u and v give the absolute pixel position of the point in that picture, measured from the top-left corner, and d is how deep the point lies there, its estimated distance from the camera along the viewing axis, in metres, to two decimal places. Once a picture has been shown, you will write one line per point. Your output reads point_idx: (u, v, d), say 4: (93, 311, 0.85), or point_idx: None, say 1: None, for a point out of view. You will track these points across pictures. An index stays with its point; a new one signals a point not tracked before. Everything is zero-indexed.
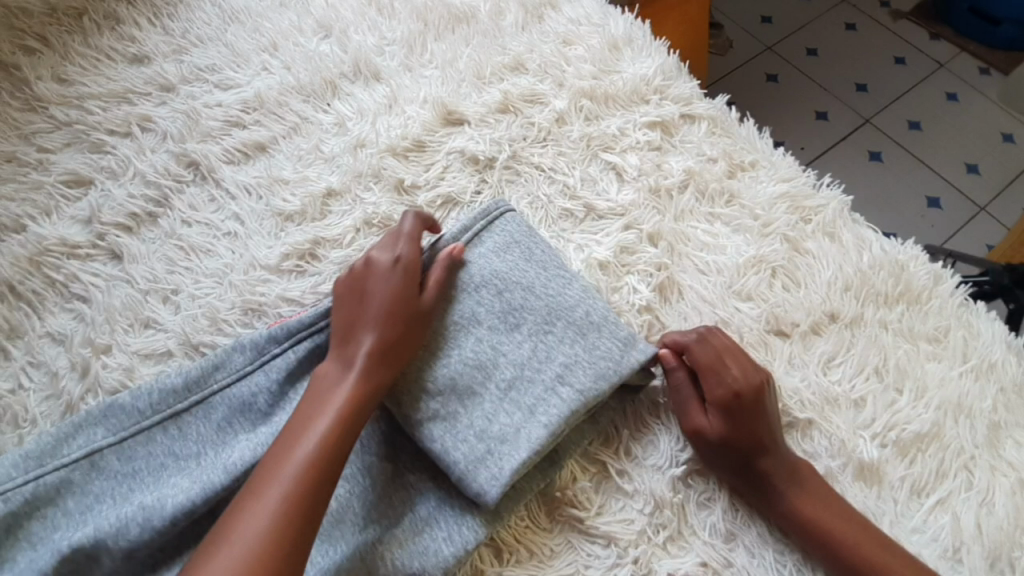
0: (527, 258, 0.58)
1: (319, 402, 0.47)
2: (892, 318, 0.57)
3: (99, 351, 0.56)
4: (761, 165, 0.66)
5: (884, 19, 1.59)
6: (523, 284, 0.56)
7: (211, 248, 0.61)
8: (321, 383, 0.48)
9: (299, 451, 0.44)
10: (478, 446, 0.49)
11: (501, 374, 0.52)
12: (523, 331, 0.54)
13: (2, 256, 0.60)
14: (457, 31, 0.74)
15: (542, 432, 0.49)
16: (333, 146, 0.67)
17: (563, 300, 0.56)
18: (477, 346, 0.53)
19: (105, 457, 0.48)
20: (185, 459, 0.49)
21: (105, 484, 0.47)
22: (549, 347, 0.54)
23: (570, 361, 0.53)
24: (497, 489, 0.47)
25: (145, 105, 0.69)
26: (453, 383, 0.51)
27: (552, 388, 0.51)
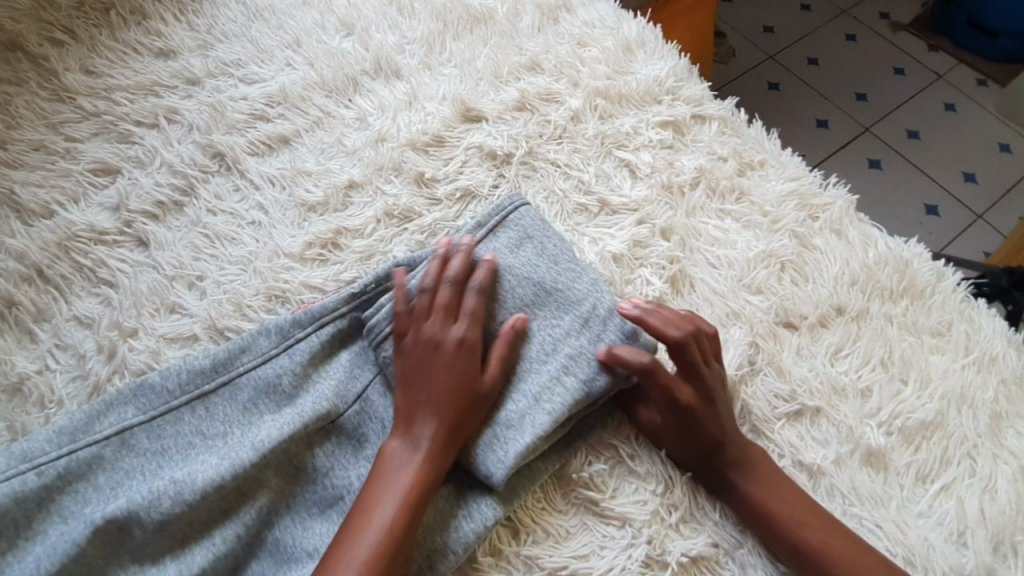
0: (539, 253, 0.60)
1: (388, 484, 0.47)
2: (897, 311, 0.59)
3: (126, 335, 0.57)
4: (769, 164, 0.68)
5: (883, 30, 1.62)
6: (534, 279, 0.58)
7: (236, 236, 0.63)
8: (389, 462, 0.48)
9: (369, 536, 0.45)
10: (487, 430, 0.51)
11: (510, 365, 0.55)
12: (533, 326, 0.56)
13: (32, 240, 0.62)
14: (475, 31, 0.77)
15: (546, 419, 0.51)
16: (355, 139, 0.68)
17: (570, 293, 0.57)
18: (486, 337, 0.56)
19: (136, 435, 0.49)
20: (212, 437, 0.50)
21: (134, 461, 0.49)
22: (555, 339, 0.56)
23: (575, 353, 0.54)
24: (504, 470, 0.49)
25: (171, 97, 0.71)
26: None
27: (557, 377, 0.53)
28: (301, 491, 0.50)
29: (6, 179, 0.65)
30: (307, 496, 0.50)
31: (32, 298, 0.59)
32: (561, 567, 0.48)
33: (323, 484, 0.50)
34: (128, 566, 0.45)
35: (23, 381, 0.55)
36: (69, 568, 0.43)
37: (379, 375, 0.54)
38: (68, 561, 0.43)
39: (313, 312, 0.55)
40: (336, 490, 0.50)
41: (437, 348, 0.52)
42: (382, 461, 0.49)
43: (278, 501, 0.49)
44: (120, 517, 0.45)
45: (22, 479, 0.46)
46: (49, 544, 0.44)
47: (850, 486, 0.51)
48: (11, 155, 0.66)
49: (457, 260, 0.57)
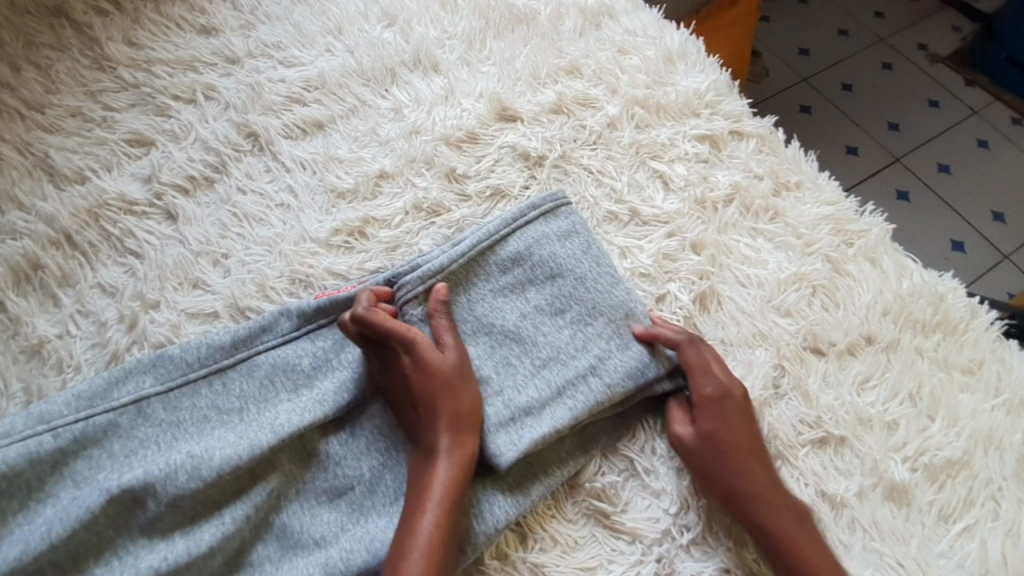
0: (582, 251, 0.59)
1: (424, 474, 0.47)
2: (928, 345, 0.58)
3: (148, 307, 0.57)
4: (806, 186, 0.67)
5: (921, 62, 1.60)
6: (574, 273, 0.58)
7: (264, 218, 0.63)
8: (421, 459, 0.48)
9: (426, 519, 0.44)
10: (503, 415, 0.51)
11: (536, 352, 0.55)
12: (565, 318, 0.56)
13: (63, 205, 0.62)
14: (517, 31, 0.76)
15: (565, 413, 0.51)
16: (389, 130, 0.68)
17: (608, 296, 0.57)
18: (522, 321, 0.56)
19: (155, 403, 0.49)
20: (227, 413, 0.50)
21: (151, 430, 0.48)
22: (587, 337, 0.55)
23: (603, 355, 0.54)
24: (514, 454, 0.49)
25: (211, 75, 0.71)
26: (490, 353, 0.54)
27: (583, 374, 0.53)
28: (312, 477, 0.49)
29: (42, 143, 0.65)
30: (317, 484, 0.49)
31: (58, 262, 0.59)
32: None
33: (333, 472, 0.49)
34: (138, 537, 0.45)
35: (43, 344, 0.55)
36: (80, 533, 0.43)
37: None
38: (79, 526, 0.43)
39: (340, 297, 0.54)
40: (346, 480, 0.49)
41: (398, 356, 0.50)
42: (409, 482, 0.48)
43: (288, 485, 0.48)
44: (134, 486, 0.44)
45: (37, 440, 0.45)
46: (64, 509, 0.44)
47: (870, 521, 0.50)
48: (48, 120, 0.67)
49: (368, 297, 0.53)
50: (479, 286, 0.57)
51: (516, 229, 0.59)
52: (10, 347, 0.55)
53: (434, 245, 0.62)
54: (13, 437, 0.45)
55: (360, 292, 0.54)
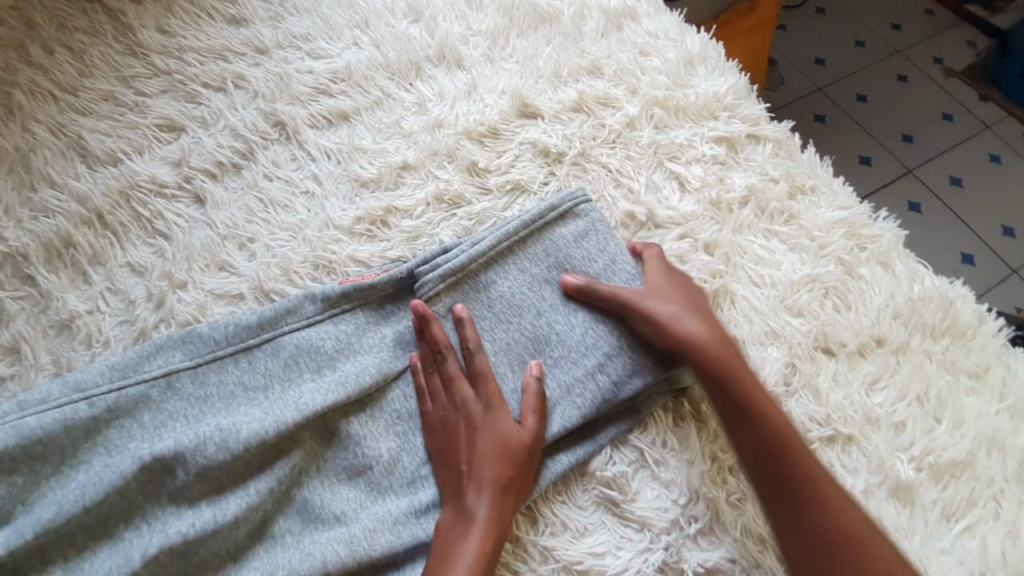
0: (601, 252, 0.61)
1: (465, 508, 0.48)
2: (936, 349, 0.59)
3: (175, 286, 0.59)
4: (821, 191, 0.68)
5: (936, 74, 1.61)
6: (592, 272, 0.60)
7: (289, 204, 0.64)
8: (466, 489, 0.48)
9: (468, 547, 0.45)
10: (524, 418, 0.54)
11: (550, 351, 0.56)
12: (579, 316, 0.58)
13: (96, 185, 0.64)
14: (540, 30, 0.78)
15: (573, 412, 0.53)
16: (413, 123, 0.70)
17: None
18: (537, 321, 0.57)
19: (183, 376, 0.51)
20: (253, 390, 0.51)
21: (180, 403, 0.50)
22: (598, 336, 0.57)
23: (613, 353, 0.56)
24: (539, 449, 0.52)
25: (240, 64, 0.73)
26: (507, 350, 0.56)
27: (592, 374, 0.55)
28: (331, 456, 0.50)
29: (75, 124, 0.67)
30: (336, 461, 0.50)
31: (89, 240, 0.61)
32: (576, 562, 0.49)
33: (353, 451, 0.51)
34: (166, 505, 0.46)
35: (74, 319, 0.57)
36: (113, 498, 0.45)
37: None
38: (112, 492, 0.44)
39: (364, 284, 0.56)
40: (366, 459, 0.50)
41: (468, 394, 0.52)
42: (438, 539, 0.47)
43: (309, 461, 0.50)
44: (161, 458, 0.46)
45: (73, 408, 0.47)
46: (95, 474, 0.46)
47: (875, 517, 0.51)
48: (82, 103, 0.69)
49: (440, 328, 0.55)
50: (499, 281, 0.59)
51: (537, 231, 0.61)
52: (41, 321, 0.57)
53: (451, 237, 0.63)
54: (48, 404, 0.47)
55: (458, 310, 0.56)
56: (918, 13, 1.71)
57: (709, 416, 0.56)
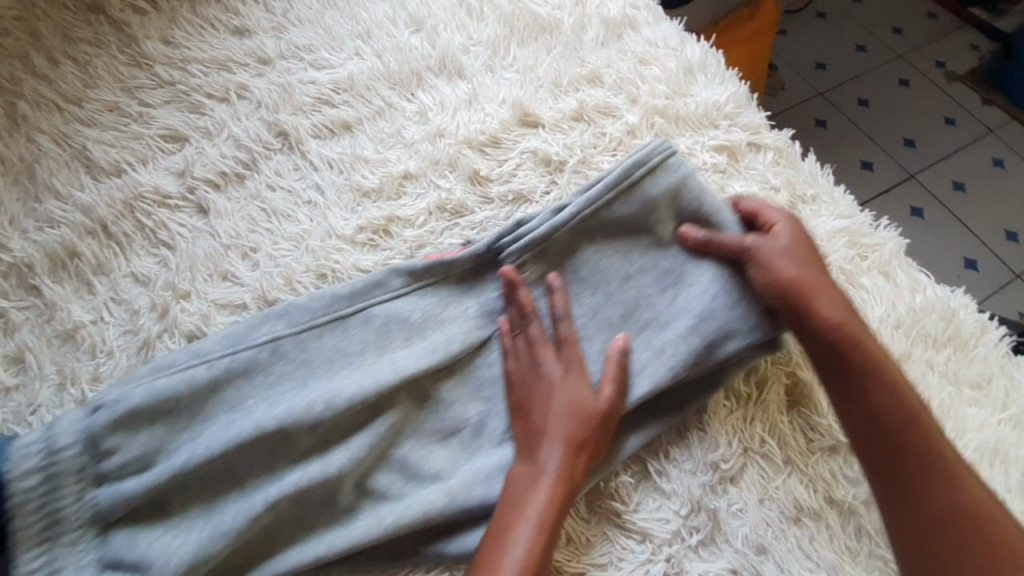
0: (696, 209, 0.60)
1: (538, 462, 0.50)
2: (938, 359, 0.59)
3: (179, 297, 0.59)
4: (822, 200, 0.68)
5: (938, 79, 1.60)
6: (659, 260, 0.60)
7: (292, 214, 0.65)
8: (542, 442, 0.51)
9: (539, 498, 0.48)
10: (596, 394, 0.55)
11: (642, 314, 0.58)
12: (666, 278, 0.59)
13: (100, 196, 0.64)
14: (541, 39, 0.78)
15: (664, 374, 0.54)
16: (414, 132, 0.70)
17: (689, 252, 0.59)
18: (624, 285, 0.59)
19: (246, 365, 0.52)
20: (304, 375, 0.53)
21: (244, 393, 0.52)
22: (688, 297, 0.58)
23: (705, 312, 0.56)
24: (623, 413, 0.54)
25: (243, 75, 0.73)
26: (595, 319, 0.58)
27: (684, 335, 0.56)
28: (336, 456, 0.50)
29: (80, 135, 0.68)
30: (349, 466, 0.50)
31: (93, 250, 0.62)
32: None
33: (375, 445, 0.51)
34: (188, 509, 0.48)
35: (78, 329, 0.58)
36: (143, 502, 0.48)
37: None
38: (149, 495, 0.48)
39: (446, 257, 0.57)
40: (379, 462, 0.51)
41: (552, 357, 0.55)
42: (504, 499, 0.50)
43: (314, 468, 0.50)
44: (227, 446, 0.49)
45: (131, 397, 0.50)
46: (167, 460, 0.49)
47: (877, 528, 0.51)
48: (87, 114, 0.69)
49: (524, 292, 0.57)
50: (582, 247, 0.60)
51: (620, 192, 0.60)
52: (46, 331, 0.58)
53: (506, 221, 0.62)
54: (116, 394, 0.50)
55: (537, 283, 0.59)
56: (920, 17, 1.71)
57: (709, 421, 0.55)
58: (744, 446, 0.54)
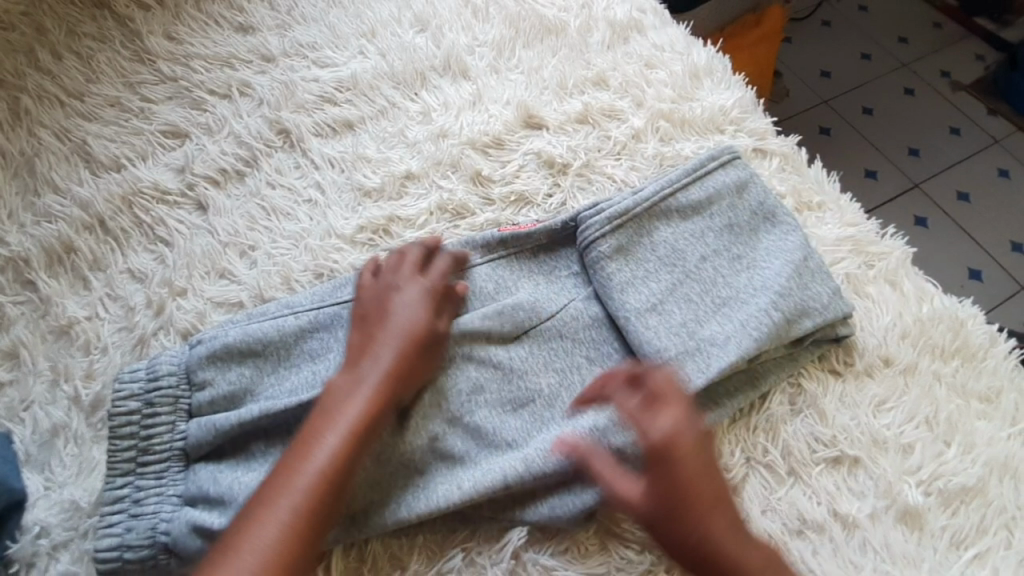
0: (759, 205, 0.64)
1: (334, 415, 0.47)
2: (946, 370, 0.57)
3: (175, 294, 0.59)
4: (828, 207, 0.67)
5: (943, 88, 1.60)
6: (694, 260, 0.61)
7: (291, 212, 0.64)
8: (342, 395, 0.48)
9: (320, 451, 0.45)
10: (659, 368, 0.54)
11: (718, 291, 0.59)
12: (742, 263, 0.60)
13: (99, 190, 0.64)
14: (546, 41, 0.77)
15: (750, 343, 0.55)
16: (417, 132, 0.69)
17: (788, 243, 0.61)
18: (703, 263, 0.60)
19: (273, 347, 0.54)
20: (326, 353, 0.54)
21: (271, 375, 0.53)
22: (763, 277, 0.59)
23: (783, 291, 0.57)
24: (695, 384, 0.53)
25: (246, 72, 0.73)
26: (671, 289, 0.59)
27: (766, 309, 0.56)
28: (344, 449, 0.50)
29: (80, 130, 0.67)
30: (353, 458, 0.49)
31: (90, 245, 0.61)
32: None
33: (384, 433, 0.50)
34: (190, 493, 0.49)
35: (72, 325, 0.57)
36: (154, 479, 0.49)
37: (590, 293, 0.60)
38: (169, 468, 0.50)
39: (523, 232, 0.61)
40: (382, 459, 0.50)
41: (401, 298, 0.54)
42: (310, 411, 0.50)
43: None
44: (253, 425, 0.50)
45: (160, 368, 0.52)
46: (196, 436, 0.50)
47: (882, 542, 0.50)
48: (88, 108, 0.69)
49: (446, 257, 0.58)
50: (671, 235, 0.62)
51: (697, 178, 0.64)
52: (40, 326, 0.58)
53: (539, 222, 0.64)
54: (148, 367, 0.52)
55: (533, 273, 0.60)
56: (926, 27, 1.71)
57: (712, 432, 0.55)
58: (747, 456, 0.54)
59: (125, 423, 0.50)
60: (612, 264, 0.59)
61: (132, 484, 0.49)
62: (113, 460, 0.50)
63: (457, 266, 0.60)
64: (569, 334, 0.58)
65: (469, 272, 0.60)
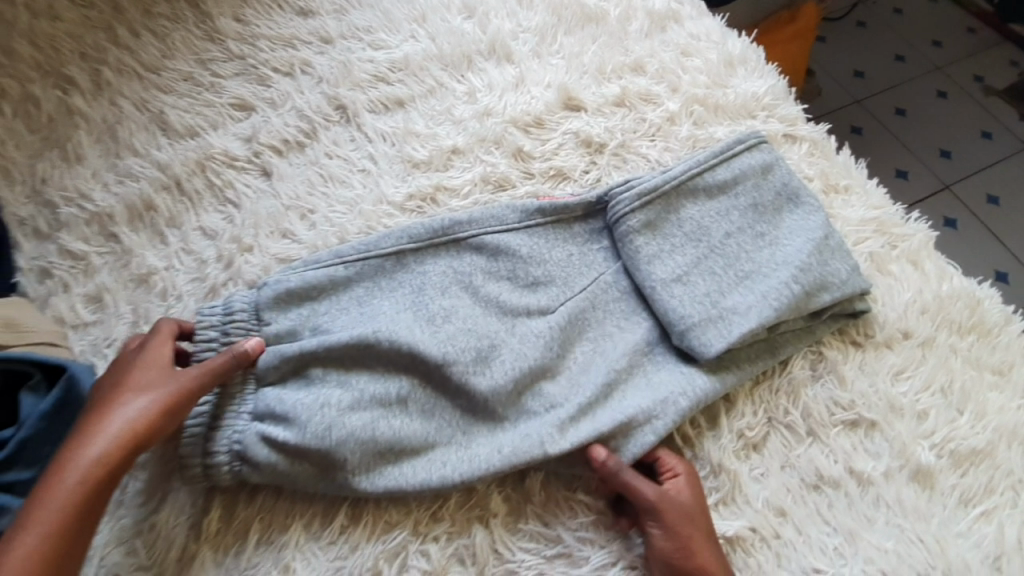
0: (785, 185, 0.67)
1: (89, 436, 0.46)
2: (962, 345, 0.60)
3: (243, 250, 0.64)
4: (854, 190, 0.70)
5: (976, 93, 1.59)
6: (718, 235, 0.64)
7: (347, 180, 0.69)
8: (89, 427, 0.46)
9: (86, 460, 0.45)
10: (684, 334, 0.58)
11: (740, 266, 0.62)
12: (764, 240, 0.63)
13: (175, 155, 0.70)
14: (586, 29, 0.82)
15: (771, 312, 0.58)
16: (463, 111, 0.74)
17: (810, 222, 0.64)
18: (726, 239, 0.64)
19: (327, 292, 0.59)
20: (376, 302, 0.60)
21: (323, 314, 0.58)
22: (784, 253, 0.62)
23: (804, 267, 0.60)
24: (717, 348, 0.57)
25: (306, 51, 0.78)
26: (696, 263, 0.62)
27: (787, 283, 0.59)
28: (394, 386, 0.55)
29: (157, 101, 0.74)
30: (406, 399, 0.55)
31: (167, 205, 0.67)
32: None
33: (433, 379, 0.56)
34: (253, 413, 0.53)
35: (151, 274, 0.63)
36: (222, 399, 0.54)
37: (619, 266, 0.64)
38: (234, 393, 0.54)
39: (560, 202, 0.65)
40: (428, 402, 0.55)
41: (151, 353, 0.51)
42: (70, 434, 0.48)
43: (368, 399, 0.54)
44: (310, 357, 0.55)
45: (227, 303, 0.57)
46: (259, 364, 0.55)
47: (895, 498, 0.53)
48: (164, 81, 0.75)
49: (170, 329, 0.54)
50: (696, 213, 0.65)
51: (724, 159, 0.67)
52: (123, 274, 0.64)
53: (575, 197, 0.67)
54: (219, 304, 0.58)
55: (574, 241, 0.65)
56: (961, 30, 1.70)
57: (735, 395, 0.58)
58: (769, 416, 0.57)
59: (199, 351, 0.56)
60: (641, 239, 0.63)
61: (210, 401, 0.53)
62: None
63: (497, 228, 0.64)
64: (602, 296, 0.62)
65: (508, 235, 0.64)
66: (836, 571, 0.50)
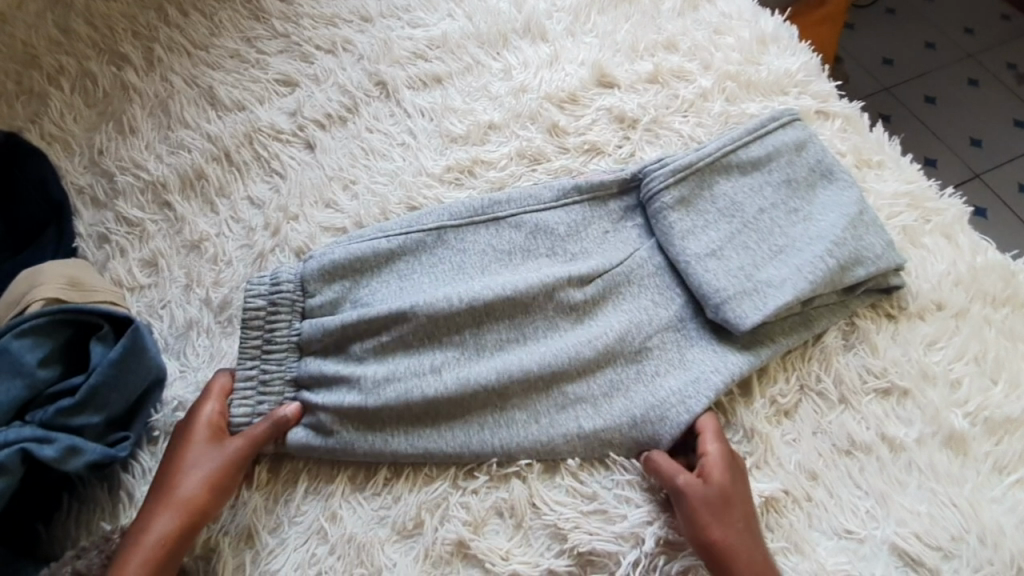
0: (818, 161, 0.68)
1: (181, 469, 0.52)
2: (997, 316, 0.60)
3: (289, 218, 0.67)
4: (887, 165, 0.71)
5: (1011, 80, 1.56)
6: (752, 211, 0.65)
7: (387, 153, 0.72)
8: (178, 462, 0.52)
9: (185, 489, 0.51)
10: (717, 306, 0.59)
11: (774, 241, 0.63)
12: (798, 216, 0.64)
13: (225, 128, 0.73)
14: (620, 8, 0.83)
15: (805, 285, 0.59)
16: (499, 87, 0.76)
17: (843, 198, 0.65)
18: (759, 215, 0.65)
19: (374, 269, 0.62)
20: (416, 276, 0.62)
21: (366, 287, 0.61)
22: (818, 228, 0.63)
23: (837, 241, 0.61)
24: (751, 320, 0.58)
25: (347, 30, 0.81)
26: (730, 238, 0.63)
27: (821, 257, 0.60)
28: (432, 357, 0.58)
29: (206, 77, 0.77)
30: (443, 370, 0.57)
31: (217, 175, 0.70)
32: (632, 534, 0.52)
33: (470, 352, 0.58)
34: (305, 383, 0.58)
35: (203, 240, 0.66)
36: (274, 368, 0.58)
37: (652, 241, 0.65)
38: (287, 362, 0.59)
39: (595, 180, 0.67)
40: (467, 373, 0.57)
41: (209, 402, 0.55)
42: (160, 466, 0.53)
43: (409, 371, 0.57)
44: (354, 327, 0.58)
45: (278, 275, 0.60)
46: (307, 333, 0.59)
47: (928, 463, 0.54)
48: (212, 58, 0.78)
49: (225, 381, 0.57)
50: (730, 189, 0.66)
51: (758, 135, 0.68)
52: (176, 239, 0.67)
53: (609, 173, 0.69)
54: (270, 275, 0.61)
55: (608, 217, 0.66)
56: (996, 16, 1.66)
57: (767, 363, 0.59)
58: (801, 383, 0.58)
59: (253, 317, 0.59)
60: (675, 214, 0.64)
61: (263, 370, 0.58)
62: (242, 347, 0.58)
63: (534, 207, 0.65)
64: (636, 275, 0.63)
65: (544, 212, 0.65)
66: (868, 532, 0.51)
